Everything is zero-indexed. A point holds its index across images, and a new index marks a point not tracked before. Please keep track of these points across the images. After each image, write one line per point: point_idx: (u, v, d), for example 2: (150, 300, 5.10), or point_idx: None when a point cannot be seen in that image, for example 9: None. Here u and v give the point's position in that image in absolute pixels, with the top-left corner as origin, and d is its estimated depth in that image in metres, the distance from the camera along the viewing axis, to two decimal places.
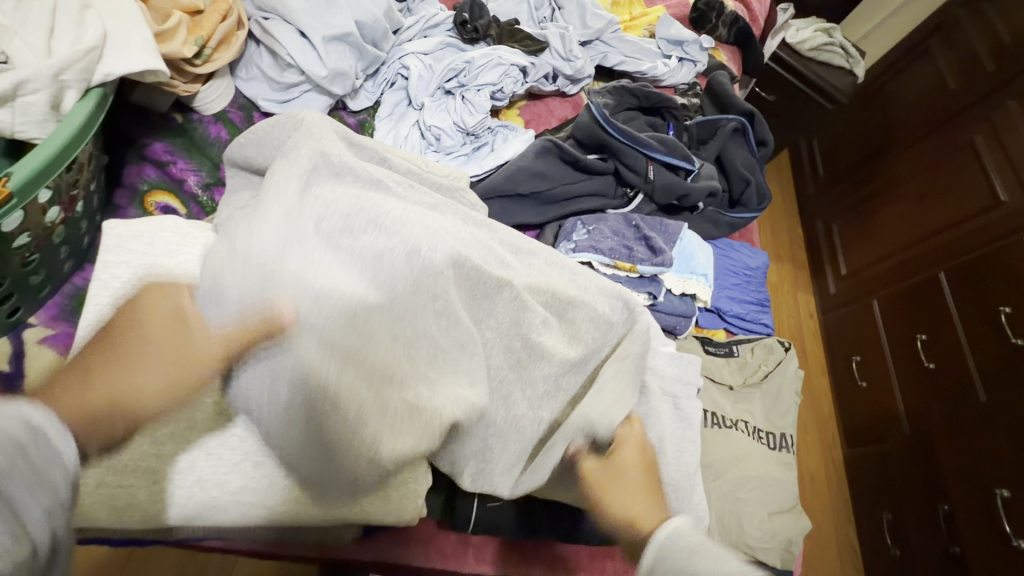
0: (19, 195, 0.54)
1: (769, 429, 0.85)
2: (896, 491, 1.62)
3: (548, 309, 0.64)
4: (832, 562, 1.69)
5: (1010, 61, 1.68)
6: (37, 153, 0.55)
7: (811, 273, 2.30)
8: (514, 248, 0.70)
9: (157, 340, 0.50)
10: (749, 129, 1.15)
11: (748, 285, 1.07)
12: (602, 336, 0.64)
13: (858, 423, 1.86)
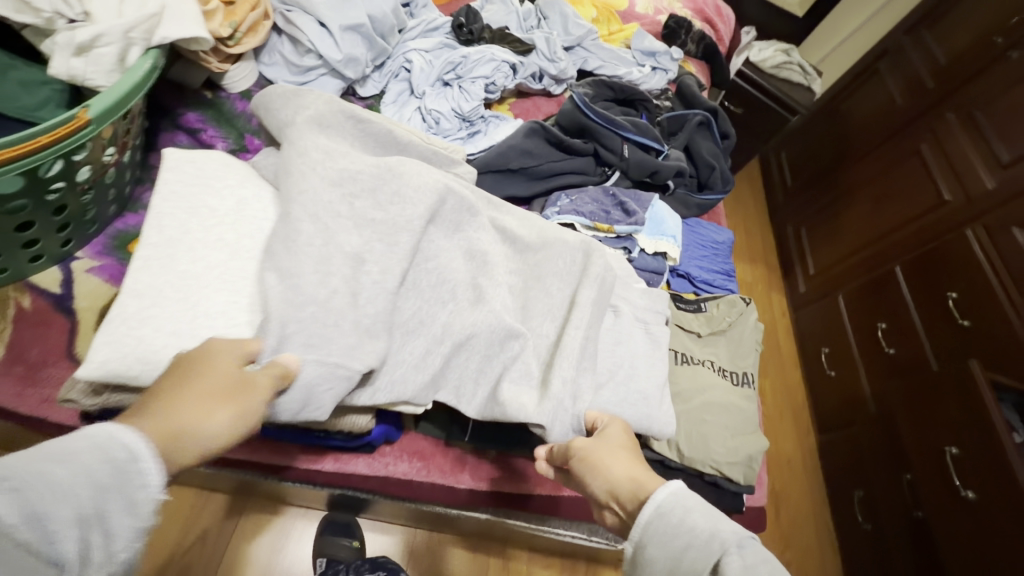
0: (96, 124, 0.62)
1: (732, 367, 0.95)
2: (861, 470, 1.71)
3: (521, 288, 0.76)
4: (808, 540, 1.75)
5: (947, 78, 1.89)
6: (110, 92, 0.63)
7: (783, 275, 2.44)
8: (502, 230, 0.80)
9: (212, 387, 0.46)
10: (712, 122, 1.30)
11: (715, 256, 1.19)
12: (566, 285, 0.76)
13: (828, 410, 1.96)
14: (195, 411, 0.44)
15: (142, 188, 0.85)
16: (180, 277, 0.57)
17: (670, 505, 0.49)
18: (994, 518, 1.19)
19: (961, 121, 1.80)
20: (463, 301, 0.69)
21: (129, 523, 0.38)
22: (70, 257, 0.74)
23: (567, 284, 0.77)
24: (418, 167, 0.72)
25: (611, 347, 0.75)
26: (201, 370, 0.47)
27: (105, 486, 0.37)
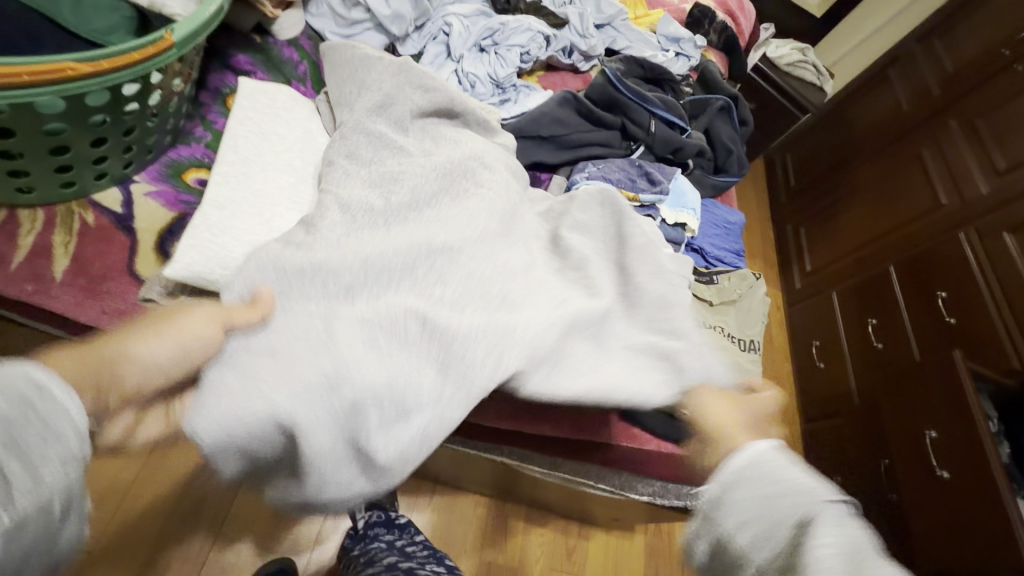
0: (178, 47, 0.67)
1: (740, 335, 1.01)
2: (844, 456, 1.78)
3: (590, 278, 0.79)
4: None
5: (954, 88, 1.97)
6: (191, 18, 0.68)
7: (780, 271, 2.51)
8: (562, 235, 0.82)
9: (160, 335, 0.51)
10: (732, 109, 1.36)
11: (727, 236, 1.25)
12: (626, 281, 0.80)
13: (814, 400, 2.04)
14: (139, 352, 0.49)
15: (196, 125, 0.88)
16: (255, 195, 0.69)
17: (767, 456, 0.53)
18: (965, 494, 1.27)
19: (963, 129, 1.88)
20: (545, 291, 0.73)
21: (57, 455, 0.42)
22: (129, 181, 0.78)
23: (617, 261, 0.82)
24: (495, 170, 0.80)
25: (635, 293, 0.78)
26: (177, 323, 0.53)
27: (19, 420, 0.40)
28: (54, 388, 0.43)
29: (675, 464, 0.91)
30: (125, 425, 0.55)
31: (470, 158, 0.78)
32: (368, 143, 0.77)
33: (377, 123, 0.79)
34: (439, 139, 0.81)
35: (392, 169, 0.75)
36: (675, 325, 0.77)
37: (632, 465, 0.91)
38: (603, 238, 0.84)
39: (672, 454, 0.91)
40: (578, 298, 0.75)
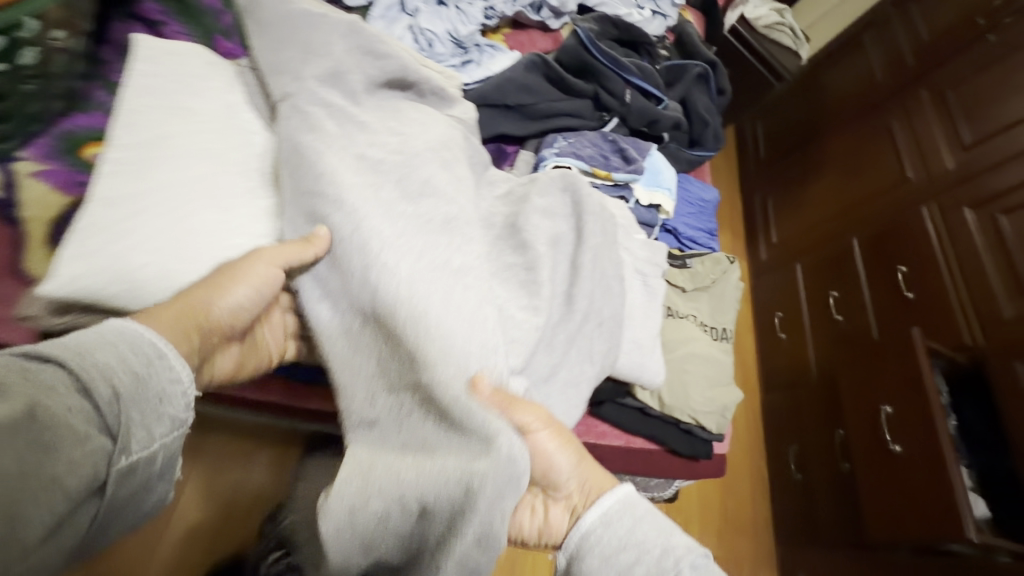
0: None
1: (713, 323, 0.97)
2: (802, 424, 1.84)
3: (562, 287, 0.69)
4: (745, 486, 1.88)
5: (929, 56, 1.93)
6: None
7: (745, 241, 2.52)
8: (539, 239, 0.71)
9: (242, 278, 0.57)
10: (710, 76, 1.28)
11: (700, 214, 1.20)
12: (603, 290, 0.71)
13: (775, 370, 2.08)
14: (219, 293, 0.56)
15: (95, 87, 0.74)
16: (160, 186, 0.58)
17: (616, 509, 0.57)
18: (915, 469, 1.31)
19: (934, 100, 1.87)
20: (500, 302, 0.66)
21: (165, 405, 0.48)
22: (11, 158, 0.65)
23: (596, 264, 0.71)
24: (455, 167, 0.69)
25: (607, 287, 0.71)
26: (238, 278, 0.57)
27: (144, 366, 0.46)
28: (173, 356, 0.49)
29: (645, 458, 0.88)
30: (235, 358, 0.63)
31: (434, 143, 0.69)
32: (335, 129, 0.67)
33: (327, 104, 0.67)
34: (400, 117, 0.71)
35: (357, 173, 0.63)
36: (634, 341, 0.73)
37: (603, 463, 0.88)
38: (568, 226, 0.73)
39: (641, 449, 0.88)
40: (524, 305, 0.66)
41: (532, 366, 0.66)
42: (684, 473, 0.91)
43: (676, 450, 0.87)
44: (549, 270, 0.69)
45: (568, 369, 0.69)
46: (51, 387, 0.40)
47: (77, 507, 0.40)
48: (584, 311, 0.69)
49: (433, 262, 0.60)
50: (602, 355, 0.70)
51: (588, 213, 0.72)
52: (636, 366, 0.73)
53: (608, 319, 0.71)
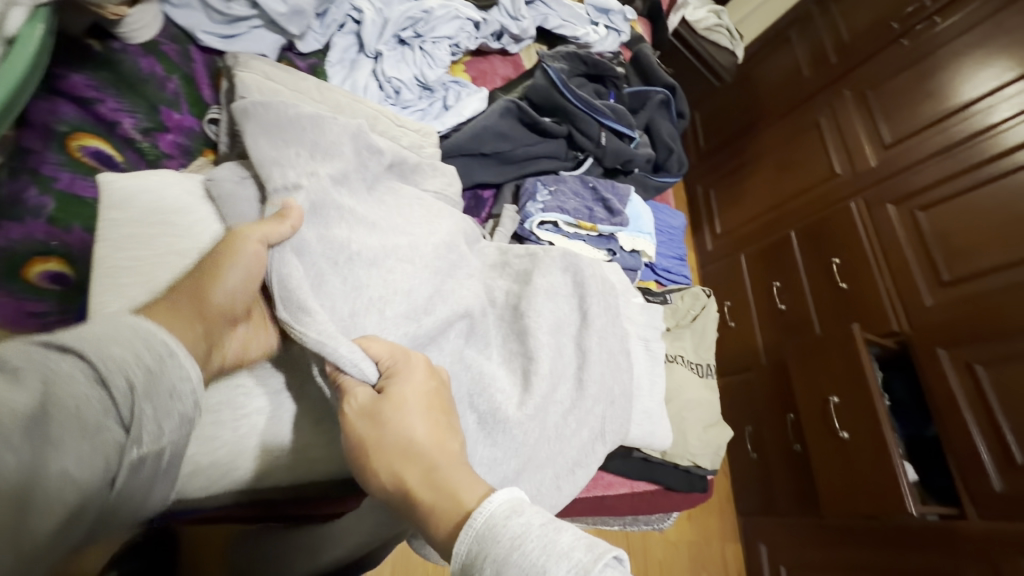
0: None
1: (698, 360, 1.01)
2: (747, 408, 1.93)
3: (576, 371, 0.69)
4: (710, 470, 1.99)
5: (849, 56, 2.00)
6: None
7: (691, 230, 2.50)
8: (551, 326, 0.70)
9: (237, 262, 0.50)
10: (671, 102, 1.29)
11: (671, 241, 1.23)
12: (614, 370, 0.72)
13: (726, 355, 2.09)
14: (220, 278, 0.49)
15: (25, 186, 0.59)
16: None
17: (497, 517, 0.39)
18: (861, 452, 1.46)
19: (856, 99, 1.92)
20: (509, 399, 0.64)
21: (177, 413, 0.41)
22: None
23: (603, 343, 0.72)
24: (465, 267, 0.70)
25: (618, 359, 0.72)
26: (236, 258, 0.50)
27: (154, 368, 0.39)
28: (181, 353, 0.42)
29: (649, 500, 0.92)
30: (242, 341, 0.55)
31: (440, 245, 0.68)
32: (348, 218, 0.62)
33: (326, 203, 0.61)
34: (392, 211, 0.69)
35: (355, 285, 0.58)
36: (644, 411, 0.75)
37: (610, 512, 0.90)
38: (572, 307, 0.73)
39: (644, 492, 0.91)
40: (543, 398, 0.66)
41: (556, 457, 0.66)
42: (682, 505, 0.96)
43: (677, 488, 0.92)
44: (558, 358, 0.69)
45: (573, 449, 0.67)
46: (66, 377, 0.34)
47: (92, 504, 0.34)
48: (601, 394, 0.70)
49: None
50: (615, 432, 0.71)
51: (592, 293, 0.73)
52: (646, 433, 0.75)
53: (621, 397, 0.72)
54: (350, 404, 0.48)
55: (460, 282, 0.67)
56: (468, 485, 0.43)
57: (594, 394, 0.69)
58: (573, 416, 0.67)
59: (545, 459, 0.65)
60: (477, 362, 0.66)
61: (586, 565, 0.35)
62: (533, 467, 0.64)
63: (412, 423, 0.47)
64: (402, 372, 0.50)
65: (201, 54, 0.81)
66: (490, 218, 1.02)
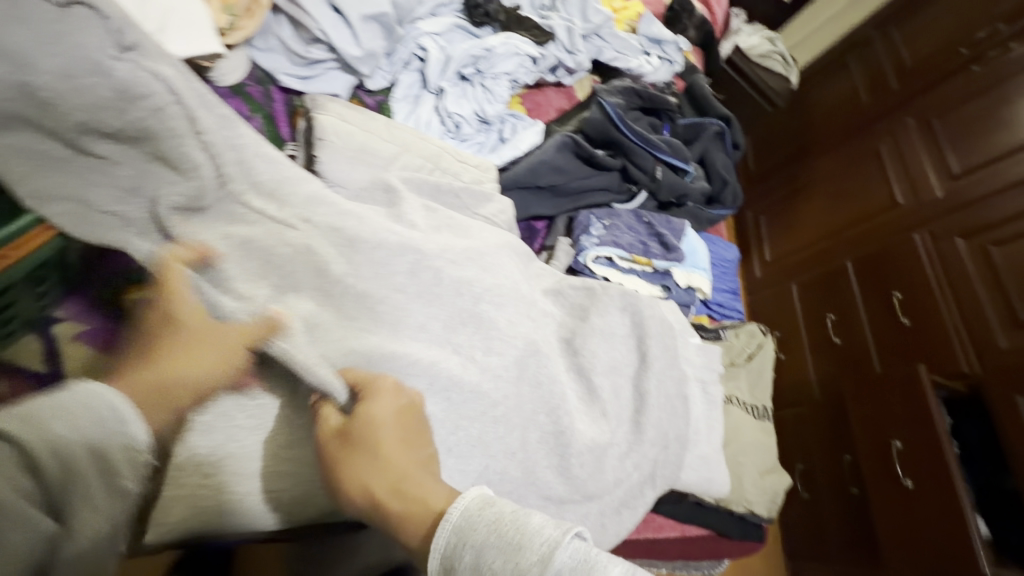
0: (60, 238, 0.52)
1: (754, 401, 0.97)
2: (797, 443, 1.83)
3: (634, 412, 0.68)
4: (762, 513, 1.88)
5: (912, 82, 1.91)
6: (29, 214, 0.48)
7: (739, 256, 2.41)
8: (610, 366, 0.69)
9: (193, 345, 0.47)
10: (726, 133, 1.28)
11: (724, 275, 1.20)
12: (671, 412, 0.71)
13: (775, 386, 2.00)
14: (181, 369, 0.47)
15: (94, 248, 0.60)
16: None
17: (473, 516, 0.38)
18: (927, 504, 1.35)
19: (920, 126, 1.83)
20: (580, 445, 0.61)
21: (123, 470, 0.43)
22: (50, 321, 0.60)
23: (661, 384, 0.70)
24: (520, 283, 0.68)
25: (675, 403, 0.71)
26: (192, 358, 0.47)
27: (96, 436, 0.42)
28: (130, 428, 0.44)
29: (699, 545, 0.89)
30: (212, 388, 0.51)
31: (499, 250, 0.69)
32: (422, 213, 0.68)
33: (319, 222, 0.55)
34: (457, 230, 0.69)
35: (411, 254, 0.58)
36: (700, 456, 0.73)
37: (660, 554, 0.89)
38: (630, 348, 0.71)
39: (696, 536, 0.89)
40: (603, 439, 0.64)
41: (609, 498, 0.65)
42: (734, 552, 0.93)
43: (730, 534, 0.89)
44: (616, 399, 0.68)
45: (623, 491, 0.66)
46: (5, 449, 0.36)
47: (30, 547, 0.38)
48: (657, 437, 0.68)
49: (492, 421, 0.55)
50: (666, 477, 0.69)
51: (651, 334, 0.71)
52: (703, 481, 0.73)
53: (677, 443, 0.70)
54: (329, 419, 0.46)
55: (516, 303, 0.63)
56: (435, 490, 0.43)
57: (651, 436, 0.68)
58: (632, 460, 0.66)
59: (600, 501, 0.64)
60: (553, 384, 0.62)
61: (557, 537, 0.37)
62: (588, 509, 0.63)
63: (385, 441, 0.44)
64: (374, 392, 0.46)
65: (281, 94, 0.85)
66: (543, 250, 1.03)
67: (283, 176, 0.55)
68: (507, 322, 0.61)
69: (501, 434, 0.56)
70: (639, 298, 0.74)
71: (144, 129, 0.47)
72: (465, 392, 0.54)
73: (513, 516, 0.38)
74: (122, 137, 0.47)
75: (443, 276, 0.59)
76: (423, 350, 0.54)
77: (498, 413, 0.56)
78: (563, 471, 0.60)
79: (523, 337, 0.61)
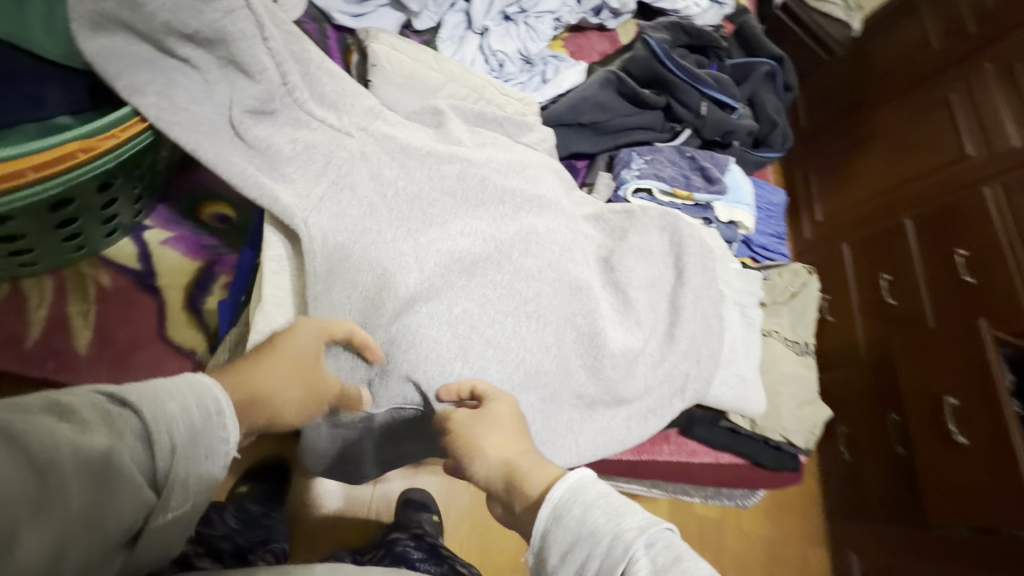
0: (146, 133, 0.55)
1: (795, 337, 0.97)
2: (836, 404, 1.71)
3: (667, 323, 0.70)
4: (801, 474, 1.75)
5: (995, 17, 1.60)
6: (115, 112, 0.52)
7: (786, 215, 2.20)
8: (648, 282, 0.71)
9: (293, 354, 0.48)
10: (778, 74, 1.23)
11: (770, 219, 1.18)
12: (706, 328, 0.72)
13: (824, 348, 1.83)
14: (281, 379, 0.46)
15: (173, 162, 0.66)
16: None
17: (583, 485, 0.40)
18: (980, 462, 1.23)
19: (1000, 70, 1.55)
20: (614, 350, 0.63)
21: (214, 464, 0.39)
22: (140, 227, 0.68)
23: (694, 300, 0.71)
24: (548, 182, 0.68)
25: (710, 322, 0.73)
26: (285, 367, 0.47)
27: (201, 423, 0.39)
28: (231, 415, 0.40)
29: (733, 472, 0.91)
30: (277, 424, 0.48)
31: (539, 165, 0.70)
32: (466, 130, 0.71)
33: (377, 131, 0.59)
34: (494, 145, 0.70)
35: (457, 161, 0.60)
36: (735, 374, 0.75)
37: (693, 478, 0.91)
38: (667, 266, 0.73)
39: (729, 463, 0.90)
40: (634, 345, 0.66)
41: (636, 401, 0.68)
42: (770, 483, 0.94)
43: (764, 464, 0.90)
44: (648, 311, 0.69)
45: (650, 398, 0.69)
46: (108, 423, 0.34)
47: (106, 557, 0.32)
48: (685, 350, 0.70)
49: (526, 315, 0.57)
50: (696, 391, 0.71)
51: (690, 253, 0.72)
52: (738, 401, 0.75)
53: (712, 359, 0.72)
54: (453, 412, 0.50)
55: (554, 213, 0.64)
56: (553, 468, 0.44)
57: (678, 349, 0.69)
58: (661, 369, 0.69)
59: (629, 405, 0.68)
60: (588, 292, 0.62)
61: (655, 517, 0.37)
62: (613, 408, 0.67)
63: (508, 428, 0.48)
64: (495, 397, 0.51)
65: (334, 31, 0.90)
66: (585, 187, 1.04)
67: (341, 89, 0.59)
68: (547, 228, 0.62)
69: (536, 331, 0.58)
70: (677, 215, 0.74)
71: (219, 31, 0.52)
72: (500, 279, 0.57)
73: (617, 494, 0.39)
74: (199, 39, 0.52)
75: (489, 183, 0.61)
76: (468, 246, 0.57)
77: (532, 304, 0.58)
78: (595, 371, 0.63)
79: (557, 238, 0.62)
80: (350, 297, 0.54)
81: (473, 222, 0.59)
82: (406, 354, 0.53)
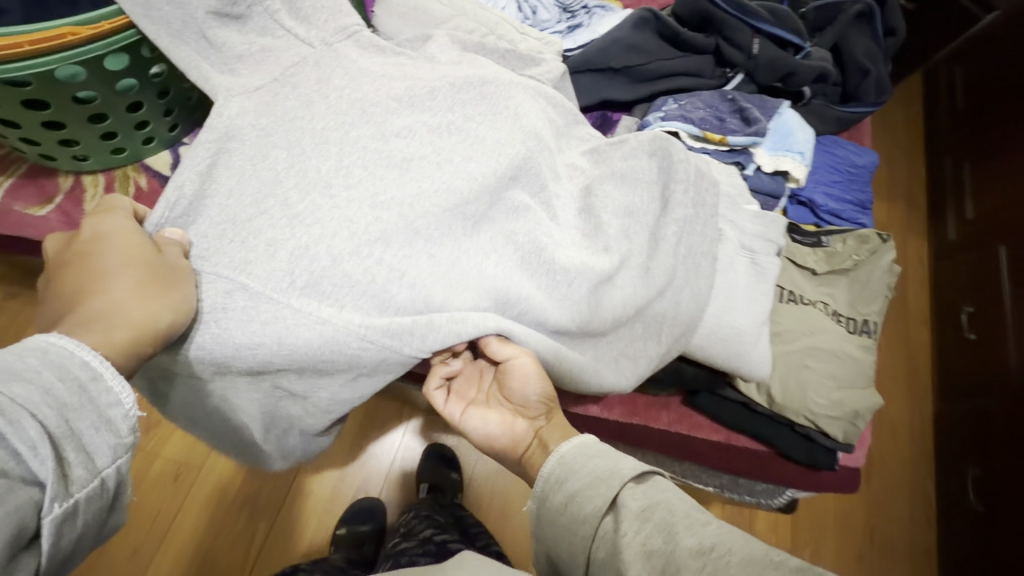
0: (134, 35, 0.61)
1: (850, 313, 0.81)
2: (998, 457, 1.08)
3: (648, 255, 0.64)
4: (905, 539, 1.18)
5: None
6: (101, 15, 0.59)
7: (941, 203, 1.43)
8: (626, 210, 0.64)
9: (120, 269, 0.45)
10: (875, 14, 1.03)
11: (850, 183, 0.99)
12: (692, 267, 0.65)
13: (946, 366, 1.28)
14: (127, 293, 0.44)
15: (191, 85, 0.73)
16: None
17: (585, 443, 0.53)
18: None
19: None
20: (570, 275, 0.59)
21: (107, 442, 0.37)
22: (178, 142, 0.79)
23: (678, 234, 0.64)
24: (524, 102, 0.66)
25: (699, 262, 0.65)
26: (118, 279, 0.44)
27: (77, 402, 0.36)
28: (112, 376, 0.38)
29: (749, 458, 0.78)
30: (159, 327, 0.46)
31: (518, 86, 0.68)
32: (452, 53, 0.72)
33: (341, 50, 0.64)
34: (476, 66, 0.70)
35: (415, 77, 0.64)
36: (730, 327, 0.66)
37: (699, 457, 0.79)
38: (652, 196, 0.66)
39: (743, 447, 0.78)
40: (593, 270, 0.60)
41: (600, 337, 0.64)
42: (798, 484, 0.78)
43: (791, 456, 0.76)
44: (623, 241, 0.63)
45: (624, 336, 0.65)
46: None
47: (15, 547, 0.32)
48: (660, 287, 0.63)
49: (462, 216, 0.58)
50: (674, 337, 0.65)
51: (679, 180, 0.65)
52: (733, 357, 0.66)
53: (698, 304, 0.65)
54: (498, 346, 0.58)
55: (511, 125, 0.63)
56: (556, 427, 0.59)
57: (652, 287, 0.63)
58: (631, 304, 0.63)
59: (592, 342, 0.64)
60: (533, 211, 0.62)
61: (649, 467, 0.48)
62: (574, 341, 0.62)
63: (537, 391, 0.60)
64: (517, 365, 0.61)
65: None
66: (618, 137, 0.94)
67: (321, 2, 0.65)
68: (495, 136, 0.62)
69: (471, 237, 0.59)
70: (672, 142, 0.66)
71: None
72: (438, 177, 0.59)
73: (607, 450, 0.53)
74: None
75: (440, 95, 0.64)
76: (401, 146, 0.60)
77: (463, 210, 0.58)
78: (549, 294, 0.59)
79: (507, 151, 0.61)
80: (258, 166, 0.56)
81: (420, 127, 0.61)
82: (313, 231, 0.54)
